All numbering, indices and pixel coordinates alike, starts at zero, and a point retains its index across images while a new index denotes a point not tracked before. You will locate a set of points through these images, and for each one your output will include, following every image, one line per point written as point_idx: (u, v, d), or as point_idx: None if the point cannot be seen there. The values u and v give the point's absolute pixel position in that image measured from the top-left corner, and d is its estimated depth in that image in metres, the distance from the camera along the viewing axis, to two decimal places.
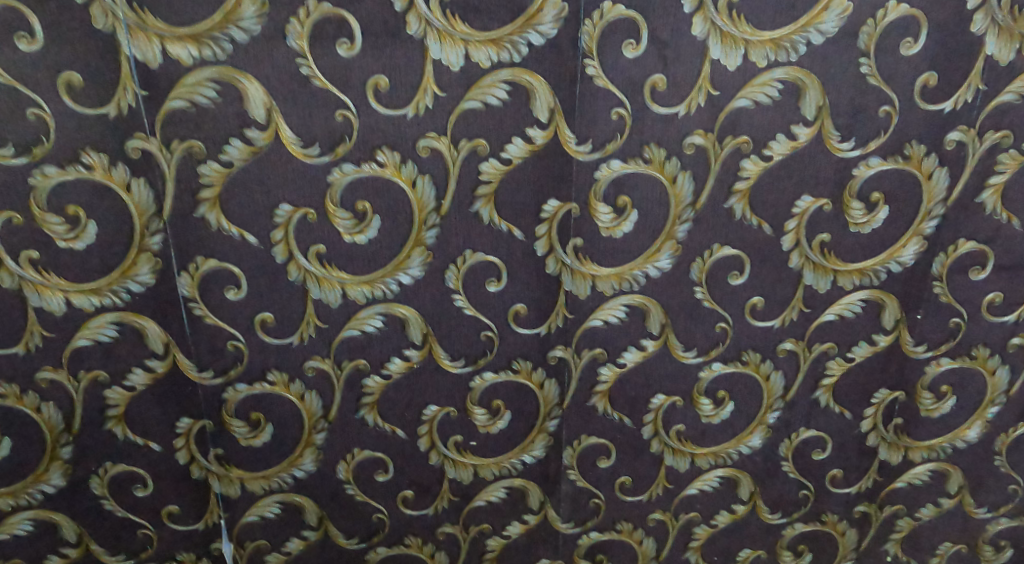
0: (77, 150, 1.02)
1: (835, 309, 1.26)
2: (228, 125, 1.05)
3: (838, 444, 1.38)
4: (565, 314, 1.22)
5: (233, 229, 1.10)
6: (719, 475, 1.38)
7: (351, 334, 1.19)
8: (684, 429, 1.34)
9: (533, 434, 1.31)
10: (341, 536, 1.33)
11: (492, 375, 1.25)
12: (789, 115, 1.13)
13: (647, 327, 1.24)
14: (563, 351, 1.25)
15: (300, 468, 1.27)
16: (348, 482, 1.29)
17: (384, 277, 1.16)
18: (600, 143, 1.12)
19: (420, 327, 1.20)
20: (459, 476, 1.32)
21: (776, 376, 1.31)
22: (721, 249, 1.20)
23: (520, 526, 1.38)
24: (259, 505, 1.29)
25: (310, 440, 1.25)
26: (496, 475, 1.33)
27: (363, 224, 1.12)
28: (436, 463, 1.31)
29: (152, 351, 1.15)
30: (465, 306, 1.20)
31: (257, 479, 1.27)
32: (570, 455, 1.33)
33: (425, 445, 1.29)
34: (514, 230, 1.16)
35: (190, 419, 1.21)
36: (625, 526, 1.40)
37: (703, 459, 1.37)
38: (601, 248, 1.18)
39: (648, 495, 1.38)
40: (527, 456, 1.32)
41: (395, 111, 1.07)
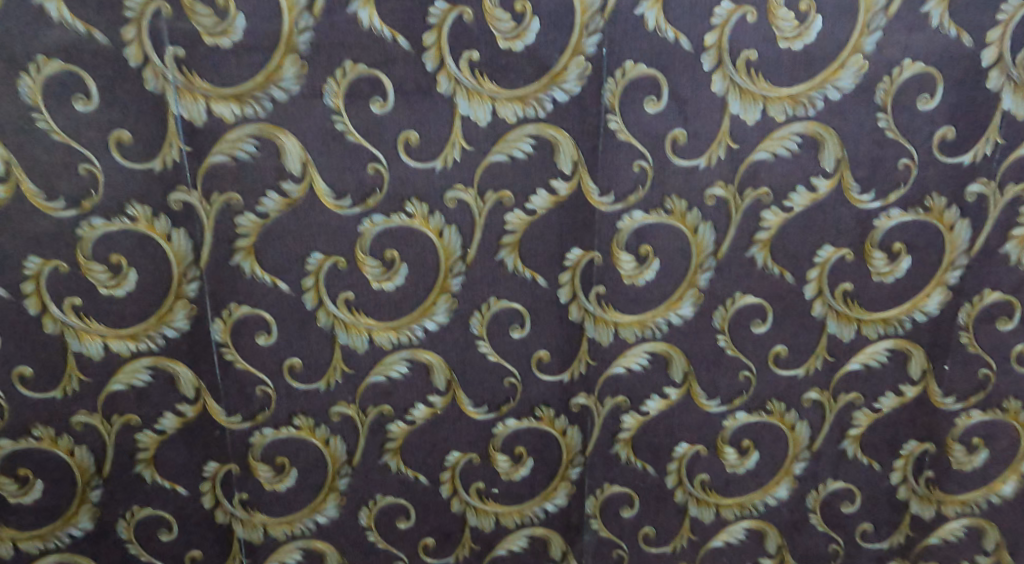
0: (122, 203, 1.08)
1: (860, 358, 1.26)
2: (265, 178, 1.09)
3: (867, 497, 1.36)
4: (588, 361, 1.24)
5: (266, 277, 1.13)
6: (744, 527, 1.37)
7: (377, 379, 1.21)
8: (709, 479, 1.33)
9: (555, 482, 1.31)
10: None
11: (515, 422, 1.26)
12: (809, 167, 1.15)
13: (670, 375, 1.25)
14: (586, 399, 1.26)
15: (323, 514, 1.28)
16: (369, 529, 1.30)
17: (410, 323, 1.19)
18: (622, 194, 1.15)
19: (445, 374, 1.22)
20: (481, 523, 1.32)
21: (801, 426, 1.30)
22: (743, 297, 1.21)
23: None
24: (282, 551, 1.29)
25: (333, 485, 1.27)
26: (518, 523, 1.32)
27: (391, 271, 1.15)
28: (458, 511, 1.31)
29: (183, 395, 1.18)
30: (490, 353, 1.22)
31: (281, 525, 1.28)
32: (592, 505, 1.33)
33: (447, 491, 1.29)
34: (538, 278, 1.18)
35: (217, 463, 1.23)
36: None
37: (729, 510, 1.35)
38: (624, 296, 1.20)
39: (672, 547, 1.37)
40: (549, 505, 1.32)
41: (424, 164, 1.11)
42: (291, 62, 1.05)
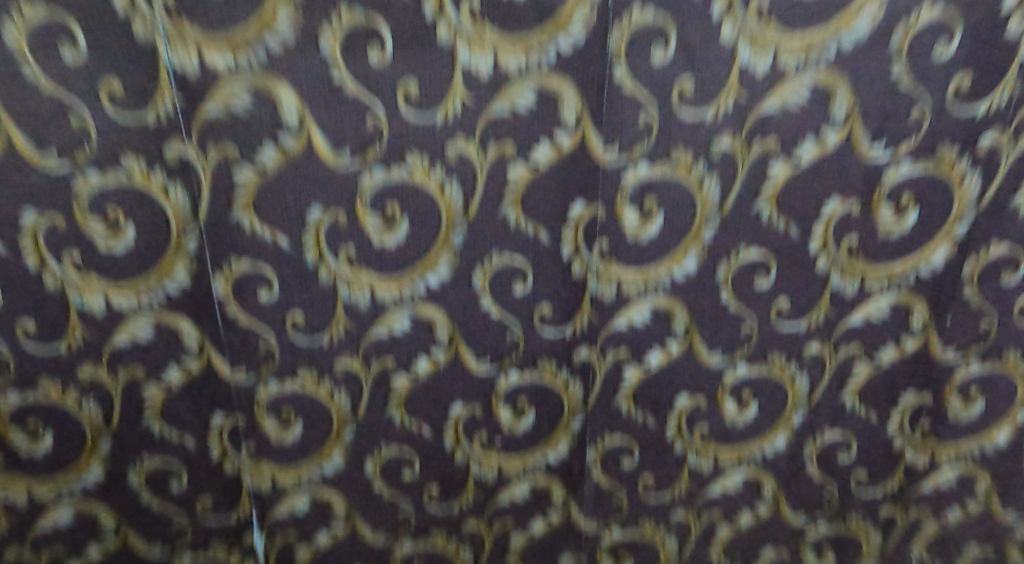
0: (117, 156, 1.05)
1: (862, 312, 1.25)
2: (261, 130, 1.06)
3: (863, 447, 1.38)
4: (590, 315, 1.24)
5: (266, 232, 1.12)
6: (742, 475, 1.41)
7: (380, 333, 1.22)
8: (708, 430, 1.36)
9: (557, 434, 1.35)
10: (367, 531, 1.39)
11: (517, 375, 1.28)
12: (819, 118, 1.12)
13: (672, 329, 1.26)
14: (588, 352, 1.27)
15: (329, 464, 1.32)
16: (375, 479, 1.34)
17: (412, 278, 1.18)
18: (627, 146, 1.13)
19: (448, 328, 1.23)
20: (484, 473, 1.36)
21: (801, 378, 1.31)
22: (747, 251, 1.20)
23: (543, 524, 1.42)
24: (290, 500, 1.35)
25: (338, 437, 1.30)
26: (520, 473, 1.37)
27: (392, 227, 1.14)
28: (461, 461, 1.35)
29: (187, 349, 1.18)
30: (492, 308, 1.22)
31: (288, 475, 1.32)
32: (593, 454, 1.37)
33: (451, 443, 1.33)
34: (540, 233, 1.17)
35: (223, 416, 1.25)
36: (648, 525, 1.44)
37: (727, 459, 1.39)
38: (627, 251, 1.19)
39: (671, 494, 1.41)
40: (551, 455, 1.36)
41: (424, 116, 1.09)
42: (285, 8, 1.01)
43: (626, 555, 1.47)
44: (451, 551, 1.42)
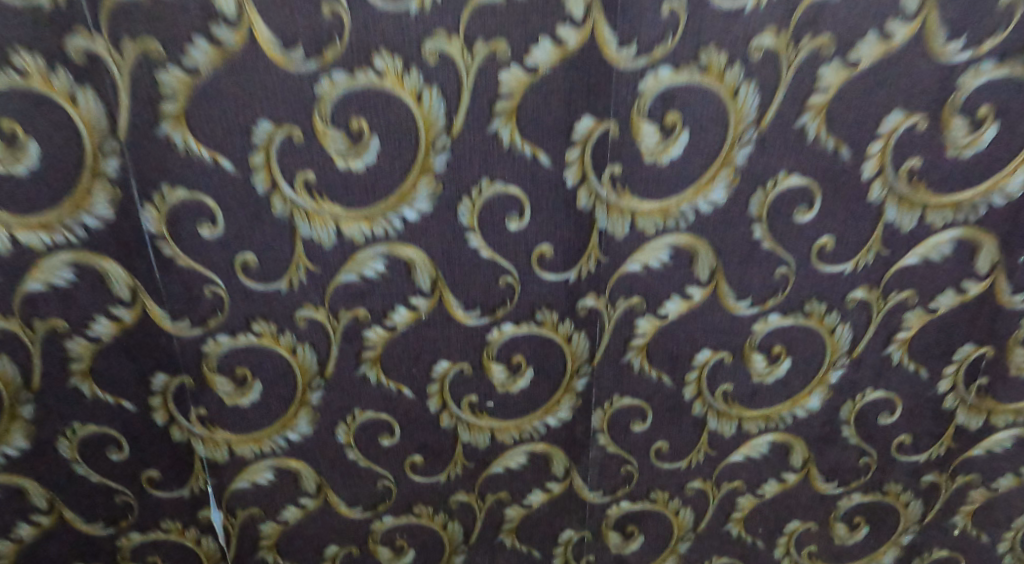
0: (6, 51, 0.83)
1: (919, 251, 1.06)
2: (190, 21, 0.85)
3: (909, 408, 1.21)
4: (598, 257, 1.05)
5: (204, 152, 0.92)
6: (769, 441, 1.25)
7: (350, 278, 1.02)
8: (732, 389, 1.19)
9: (557, 395, 1.18)
10: (343, 504, 1.25)
11: (511, 327, 1.10)
12: (885, 8, 0.91)
13: (694, 272, 1.07)
14: (595, 301, 1.09)
15: (296, 430, 1.16)
16: (349, 447, 1.19)
17: (385, 212, 0.98)
18: (646, 46, 0.92)
19: (429, 272, 1.03)
20: (474, 440, 1.21)
21: (842, 330, 1.12)
22: (787, 178, 1.00)
23: (542, 494, 1.29)
24: (251, 471, 1.18)
25: (305, 400, 1.13)
26: (517, 439, 1.22)
27: (359, 147, 0.94)
28: (449, 426, 1.19)
29: (117, 297, 0.99)
30: (482, 248, 1.02)
31: (247, 442, 1.15)
32: (599, 418, 1.22)
33: (436, 405, 1.17)
34: (539, 155, 0.97)
35: (167, 375, 1.07)
36: (660, 495, 1.31)
37: (753, 424, 1.23)
38: (644, 178, 0.99)
39: (687, 462, 1.27)
40: (551, 419, 1.21)
41: (393, 4, 0.87)
42: None
43: (635, 528, 1.35)
44: (439, 524, 1.30)
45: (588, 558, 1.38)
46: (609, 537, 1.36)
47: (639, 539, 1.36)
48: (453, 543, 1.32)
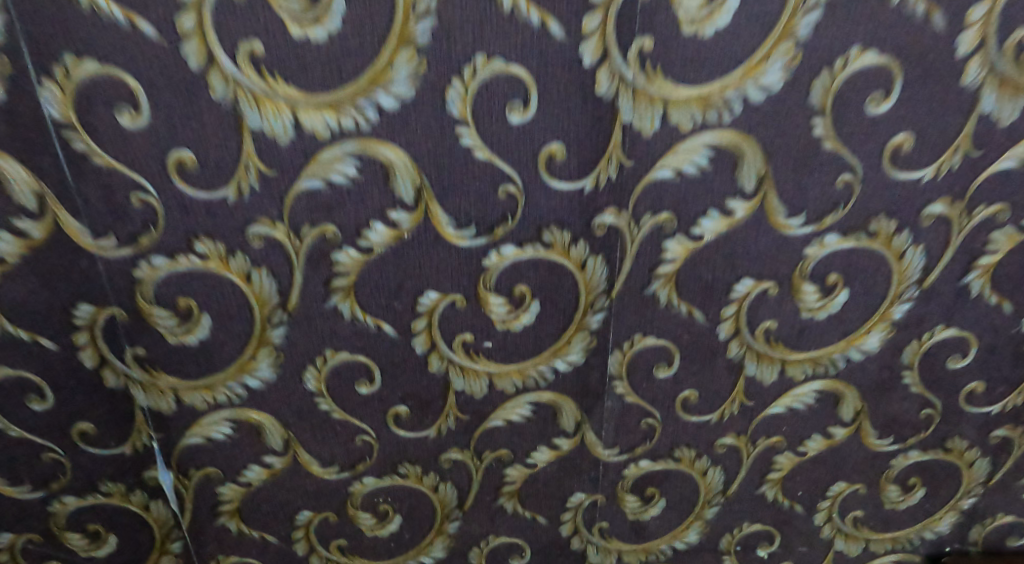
0: None
1: (1016, 152, 0.88)
2: None
3: (985, 348, 1.03)
4: (621, 160, 0.85)
5: (116, 11, 0.72)
6: (815, 388, 1.07)
7: (313, 186, 0.83)
8: (775, 327, 1.00)
9: (567, 334, 0.99)
10: (315, 464, 1.08)
11: (513, 251, 0.91)
12: None
13: (737, 181, 0.87)
14: (615, 218, 0.89)
15: (255, 375, 0.97)
16: (320, 395, 1.01)
17: (355, 98, 0.78)
18: None
19: (412, 178, 0.84)
20: (469, 388, 1.03)
21: (914, 253, 0.93)
22: (861, 55, 0.80)
23: (549, 452, 1.13)
24: (204, 424, 1.01)
25: (265, 338, 0.94)
26: (519, 387, 1.04)
27: (319, 8, 0.74)
28: (438, 371, 1.00)
29: (21, 206, 0.80)
30: (477, 148, 0.83)
31: (197, 390, 0.97)
32: (617, 362, 1.03)
33: (423, 346, 0.97)
34: (549, 24, 0.77)
35: (93, 306, 0.88)
36: (685, 453, 1.14)
37: (797, 368, 1.04)
38: (680, 55, 0.79)
39: (719, 414, 1.10)
40: (560, 363, 1.02)
41: None
42: None
43: (655, 491, 1.19)
44: (429, 487, 1.14)
45: (600, 524, 1.22)
46: (625, 501, 1.19)
47: (659, 503, 1.20)
48: (445, 508, 1.17)
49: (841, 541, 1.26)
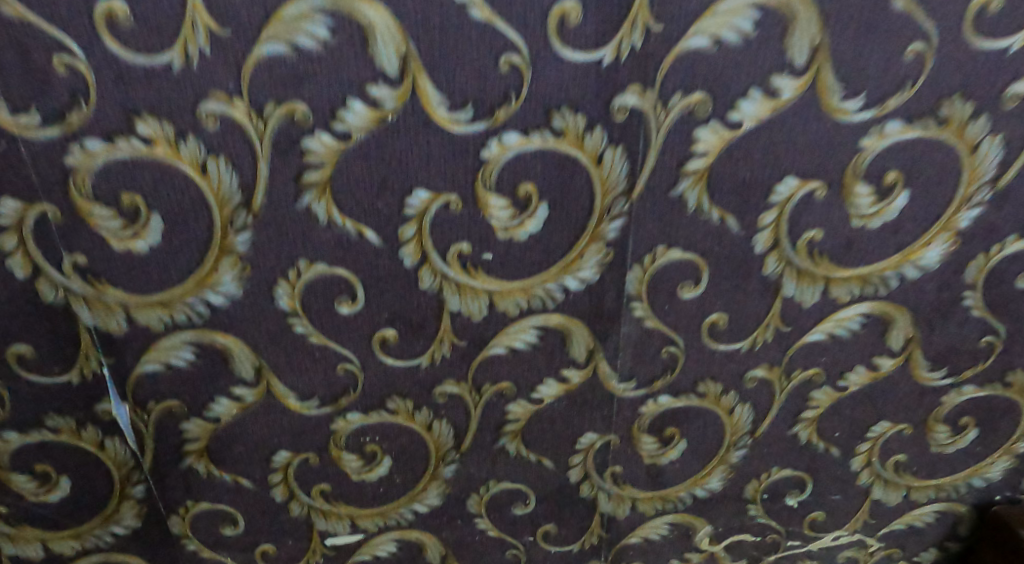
0: None
1: None
2: None
3: None
4: (648, 23, 0.72)
5: None
6: (861, 312, 0.94)
7: (276, 51, 0.70)
8: (820, 238, 0.86)
9: (580, 246, 0.86)
10: (291, 397, 0.97)
11: (517, 140, 0.77)
12: None
13: (785, 52, 0.74)
14: (638, 98, 0.76)
15: (218, 291, 0.84)
16: (295, 315, 0.88)
17: None
18: None
19: (397, 43, 0.71)
20: (466, 309, 0.90)
21: (989, 146, 0.81)
22: None
23: (556, 387, 1.01)
24: (161, 348, 0.88)
25: (227, 246, 0.80)
26: (523, 309, 0.91)
27: None
28: (430, 288, 0.87)
29: None
30: (474, 5, 0.69)
31: (151, 308, 0.84)
32: (636, 280, 0.90)
33: (412, 258, 0.84)
34: None
35: (20, 202, 0.75)
36: (710, 389, 1.03)
37: (842, 289, 0.91)
38: None
39: (749, 342, 0.97)
40: (570, 281, 0.89)
41: None
42: None
43: (675, 432, 1.07)
44: (421, 425, 1.02)
45: (613, 469, 1.11)
46: (642, 444, 1.08)
47: (679, 446, 1.09)
48: (440, 450, 1.05)
49: (879, 489, 1.16)
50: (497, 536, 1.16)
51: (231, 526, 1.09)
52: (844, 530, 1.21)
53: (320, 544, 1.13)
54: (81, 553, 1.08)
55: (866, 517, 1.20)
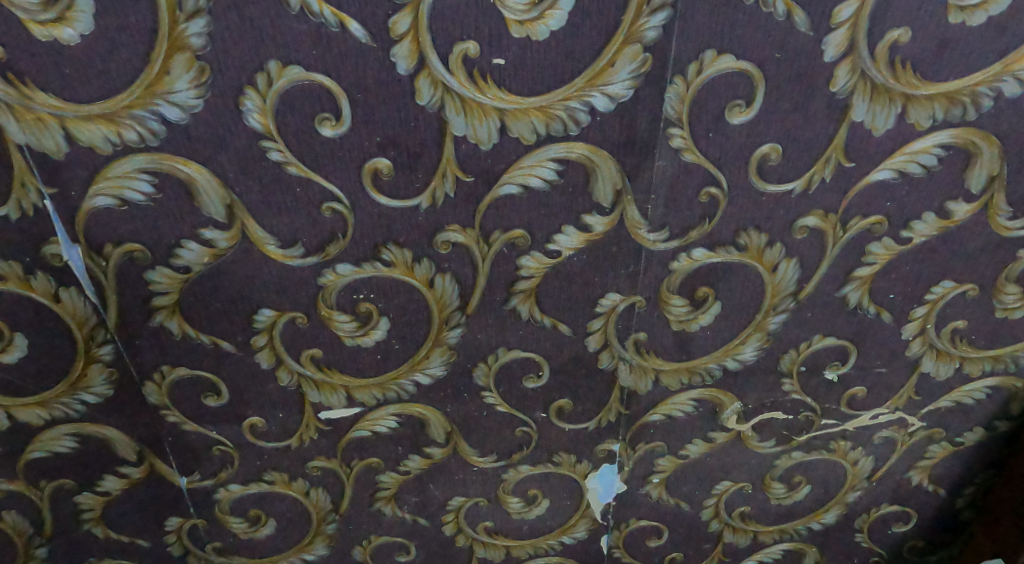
0: None
1: None
2: None
3: None
4: None
5: None
6: (941, 142, 0.80)
7: None
8: (904, 42, 0.74)
9: (611, 50, 0.74)
10: (270, 243, 0.85)
11: None
12: None
13: None
14: None
15: (172, 100, 0.75)
16: (268, 138, 0.78)
17: None
18: None
19: None
20: (474, 134, 0.79)
21: None
22: None
23: (577, 237, 0.87)
24: (112, 176, 0.79)
25: (178, 39, 0.72)
26: (541, 135, 0.79)
27: None
28: (430, 104, 0.77)
29: None
30: None
31: (95, 122, 0.76)
32: (676, 100, 0.77)
33: (407, 62, 0.74)
34: None
35: None
36: (753, 241, 0.87)
37: (922, 111, 0.78)
38: None
39: (803, 183, 0.83)
40: (599, 98, 0.77)
41: None
42: None
43: (709, 293, 0.92)
44: (420, 280, 0.89)
45: (636, 336, 0.96)
46: (670, 307, 0.93)
47: (712, 310, 0.94)
48: (444, 311, 0.92)
49: (929, 362, 1.00)
50: (505, 412, 1.04)
51: (213, 397, 0.98)
52: (885, 408, 1.06)
53: (314, 418, 1.01)
54: (50, 424, 0.97)
55: (911, 394, 1.04)
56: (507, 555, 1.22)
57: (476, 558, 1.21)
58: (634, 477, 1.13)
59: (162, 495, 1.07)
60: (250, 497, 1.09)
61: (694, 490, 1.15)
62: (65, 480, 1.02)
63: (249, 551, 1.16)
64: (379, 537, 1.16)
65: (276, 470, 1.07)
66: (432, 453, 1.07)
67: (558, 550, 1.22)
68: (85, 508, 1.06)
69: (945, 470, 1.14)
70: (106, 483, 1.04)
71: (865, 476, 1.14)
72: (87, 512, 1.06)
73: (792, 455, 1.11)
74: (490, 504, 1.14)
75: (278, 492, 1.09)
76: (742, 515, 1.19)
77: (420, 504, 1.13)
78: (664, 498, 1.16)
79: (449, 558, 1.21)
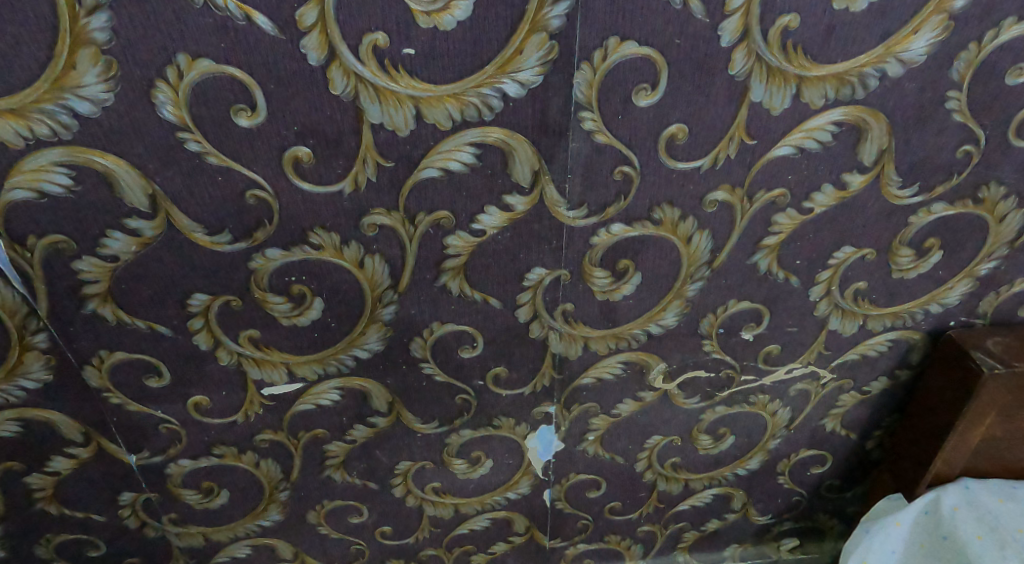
0: None
1: None
2: None
3: None
4: None
5: None
6: (835, 119, 0.86)
7: None
8: (795, 27, 0.79)
9: (518, 39, 0.77)
10: (198, 230, 0.87)
11: None
12: None
13: None
14: None
15: (81, 94, 0.76)
16: (185, 129, 0.79)
17: None
18: None
19: None
20: (390, 120, 0.81)
21: None
22: None
23: (500, 215, 0.90)
24: (28, 170, 0.80)
25: (81, 34, 0.73)
26: (456, 120, 0.82)
27: None
28: (344, 92, 0.79)
29: None
30: None
31: (4, 117, 0.76)
32: (584, 85, 0.80)
33: (318, 54, 0.76)
34: None
35: None
36: (668, 215, 0.92)
37: (815, 90, 0.83)
38: None
39: (710, 159, 0.87)
40: (510, 84, 0.80)
41: None
42: None
43: (630, 265, 0.97)
44: (350, 261, 0.92)
45: (563, 307, 1.01)
46: (592, 278, 0.97)
47: (633, 280, 0.98)
48: (375, 290, 0.95)
49: (836, 320, 1.07)
50: (443, 381, 1.08)
51: (155, 378, 1.00)
52: (799, 362, 1.12)
53: (257, 395, 1.05)
54: None
55: (821, 349, 1.11)
56: (456, 512, 1.28)
57: (426, 516, 1.27)
58: (570, 435, 1.18)
59: (112, 472, 1.10)
60: (200, 471, 1.12)
61: (627, 445, 1.21)
62: (13, 463, 1.05)
63: (204, 521, 1.20)
64: (330, 502, 1.21)
65: (225, 444, 1.10)
66: (376, 422, 1.11)
67: (503, 505, 1.28)
68: (36, 487, 1.08)
69: (857, 417, 1.22)
70: (54, 463, 1.06)
71: (784, 424, 1.22)
72: (39, 492, 1.09)
73: (716, 409, 1.18)
74: (435, 466, 1.19)
75: (228, 464, 1.12)
76: (673, 465, 1.26)
77: (367, 470, 1.18)
78: (600, 453, 1.22)
79: (400, 517, 1.26)
